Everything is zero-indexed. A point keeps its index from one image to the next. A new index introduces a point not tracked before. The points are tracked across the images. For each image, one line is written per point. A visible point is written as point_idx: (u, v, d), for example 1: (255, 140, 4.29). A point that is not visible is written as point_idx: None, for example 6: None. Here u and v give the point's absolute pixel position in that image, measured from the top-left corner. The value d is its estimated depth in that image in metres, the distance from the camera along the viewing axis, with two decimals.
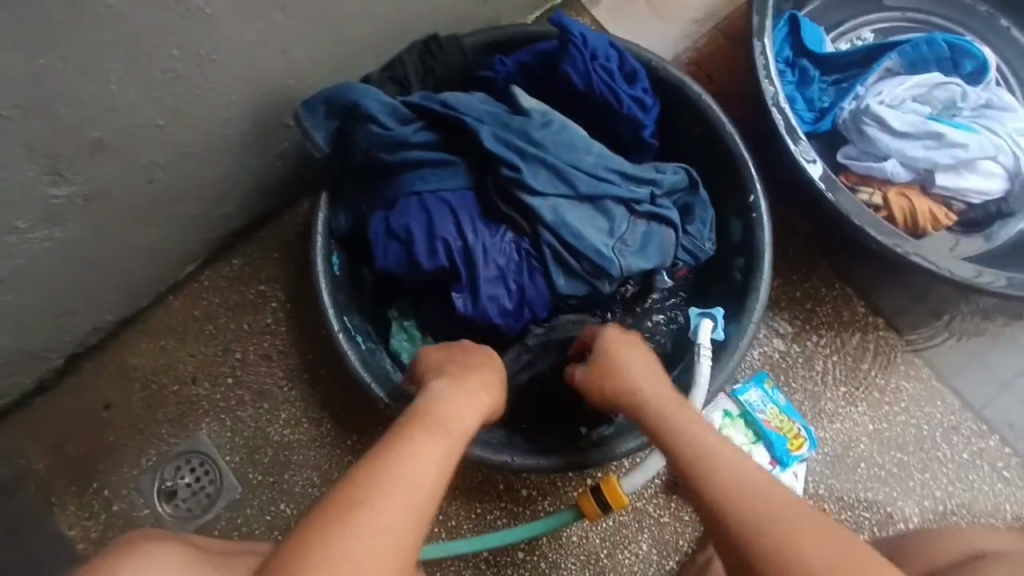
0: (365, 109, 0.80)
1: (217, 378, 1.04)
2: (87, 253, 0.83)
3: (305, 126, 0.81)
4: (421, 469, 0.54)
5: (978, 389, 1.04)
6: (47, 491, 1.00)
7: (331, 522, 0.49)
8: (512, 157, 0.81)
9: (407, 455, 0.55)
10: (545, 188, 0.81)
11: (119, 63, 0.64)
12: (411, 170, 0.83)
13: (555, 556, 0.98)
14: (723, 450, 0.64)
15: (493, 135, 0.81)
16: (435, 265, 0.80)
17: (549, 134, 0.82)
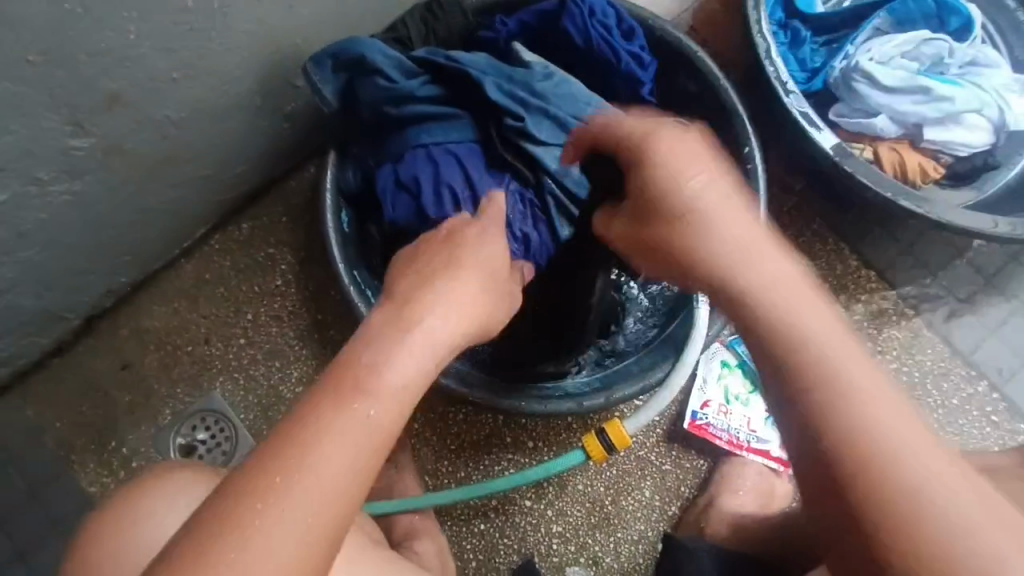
0: (372, 62, 0.83)
1: (229, 339, 1.07)
2: (103, 209, 0.85)
3: (314, 81, 0.83)
4: (340, 453, 0.50)
5: (968, 337, 1.07)
6: (66, 450, 1.02)
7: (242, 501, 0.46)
8: (515, 109, 0.83)
9: (325, 434, 0.50)
10: (547, 139, 0.84)
11: (137, 13, 0.66)
12: (418, 123, 0.85)
13: (561, 504, 1.01)
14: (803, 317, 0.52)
15: (497, 87, 0.84)
16: (444, 214, 0.82)
17: (551, 86, 0.85)
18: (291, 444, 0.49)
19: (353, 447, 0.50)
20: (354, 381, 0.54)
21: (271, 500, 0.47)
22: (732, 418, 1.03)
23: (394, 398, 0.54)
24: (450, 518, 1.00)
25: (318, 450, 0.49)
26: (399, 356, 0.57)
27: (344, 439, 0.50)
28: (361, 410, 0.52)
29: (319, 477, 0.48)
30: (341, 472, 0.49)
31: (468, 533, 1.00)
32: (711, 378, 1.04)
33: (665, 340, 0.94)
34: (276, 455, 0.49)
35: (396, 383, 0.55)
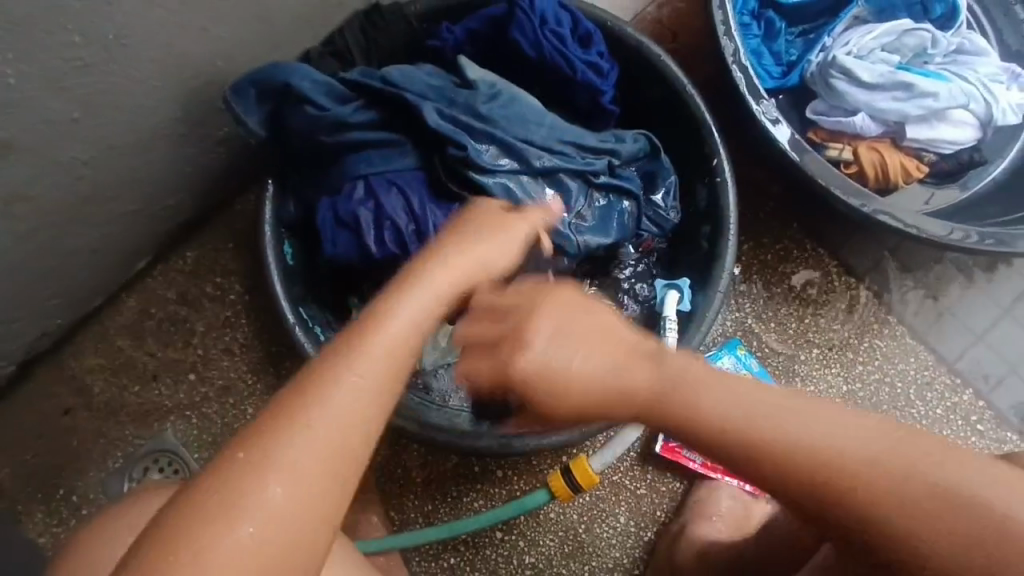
0: (299, 90, 0.77)
1: (179, 376, 1.01)
2: (18, 257, 0.79)
3: (236, 112, 0.76)
4: (349, 406, 0.48)
5: (953, 344, 1.03)
6: (11, 501, 0.97)
7: (277, 426, 0.46)
8: (460, 136, 0.79)
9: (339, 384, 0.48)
10: (494, 165, 0.80)
11: (14, 55, 0.59)
12: (357, 151, 0.81)
13: (533, 534, 0.97)
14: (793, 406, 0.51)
15: (438, 111, 0.80)
16: (391, 244, 0.79)
17: (496, 107, 0.81)
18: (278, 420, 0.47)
19: (345, 428, 0.47)
20: (344, 358, 0.49)
21: (270, 459, 0.45)
22: None
23: (396, 350, 0.51)
24: (418, 554, 0.96)
25: (319, 416, 0.47)
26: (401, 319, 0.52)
27: (341, 401, 0.47)
28: (351, 378, 0.48)
29: (299, 467, 0.46)
30: (351, 423, 0.48)
31: (437, 568, 0.96)
32: None
33: None
34: (306, 394, 0.47)
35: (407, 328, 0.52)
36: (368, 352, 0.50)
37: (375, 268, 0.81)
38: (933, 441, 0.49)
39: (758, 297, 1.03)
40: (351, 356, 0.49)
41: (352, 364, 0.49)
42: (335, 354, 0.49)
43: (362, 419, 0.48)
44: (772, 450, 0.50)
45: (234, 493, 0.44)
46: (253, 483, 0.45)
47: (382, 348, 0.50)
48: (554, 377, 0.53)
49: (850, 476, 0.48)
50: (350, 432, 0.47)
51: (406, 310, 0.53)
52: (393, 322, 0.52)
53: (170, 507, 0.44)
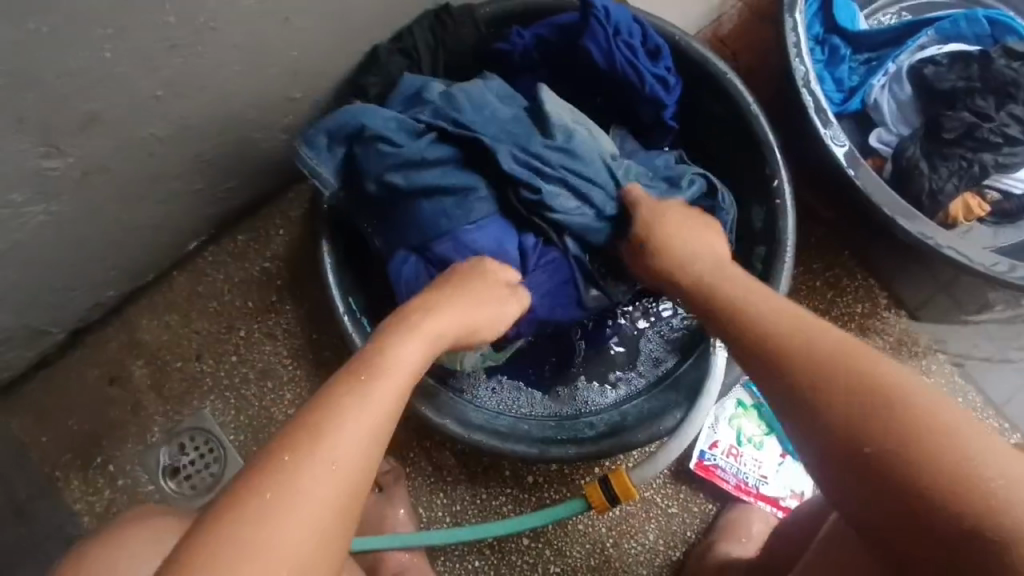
0: (372, 131, 0.78)
1: (221, 356, 1.03)
2: (86, 227, 0.80)
3: (310, 164, 0.80)
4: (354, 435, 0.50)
5: (1002, 386, 1.01)
6: (50, 466, 0.99)
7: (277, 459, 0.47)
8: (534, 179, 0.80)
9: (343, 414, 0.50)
10: (568, 211, 0.82)
11: (112, 31, 0.60)
12: (427, 197, 0.81)
13: (560, 544, 0.97)
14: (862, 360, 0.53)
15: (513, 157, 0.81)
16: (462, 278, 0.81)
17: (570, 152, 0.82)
18: (292, 443, 0.48)
19: (359, 451, 0.50)
20: (346, 392, 0.52)
21: (289, 478, 0.46)
22: (743, 461, 0.97)
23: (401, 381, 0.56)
24: (443, 554, 0.96)
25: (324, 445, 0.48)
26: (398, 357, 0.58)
27: (350, 430, 0.50)
28: (359, 408, 0.51)
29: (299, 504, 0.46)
30: (359, 452, 0.49)
31: (462, 569, 0.96)
32: (723, 419, 0.98)
33: (678, 386, 0.88)
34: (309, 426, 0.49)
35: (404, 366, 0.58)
36: (371, 386, 0.53)
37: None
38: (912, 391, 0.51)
39: None
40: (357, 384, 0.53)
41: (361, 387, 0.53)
42: (346, 380, 0.54)
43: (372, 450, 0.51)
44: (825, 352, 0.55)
45: (251, 511, 0.44)
46: (261, 513, 0.45)
47: (387, 381, 0.55)
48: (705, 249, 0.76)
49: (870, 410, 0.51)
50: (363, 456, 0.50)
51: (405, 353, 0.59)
52: (394, 362, 0.57)
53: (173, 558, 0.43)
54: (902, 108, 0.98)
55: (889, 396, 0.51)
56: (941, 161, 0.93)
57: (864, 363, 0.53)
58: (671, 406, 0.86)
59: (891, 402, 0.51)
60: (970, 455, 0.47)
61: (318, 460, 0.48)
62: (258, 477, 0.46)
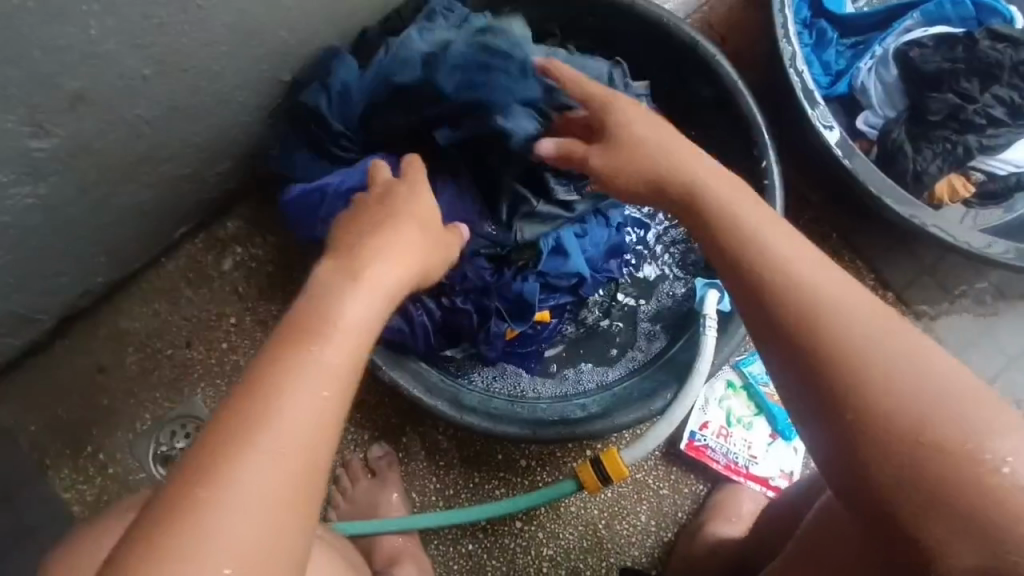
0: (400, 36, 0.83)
1: (212, 343, 1.02)
2: (75, 211, 0.80)
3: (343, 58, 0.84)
4: (302, 410, 0.48)
5: (987, 366, 1.03)
6: (41, 454, 0.98)
7: (219, 444, 0.46)
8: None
9: (282, 393, 0.48)
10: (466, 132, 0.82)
11: (100, 7, 0.60)
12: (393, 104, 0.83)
13: (553, 526, 0.97)
14: (817, 273, 0.54)
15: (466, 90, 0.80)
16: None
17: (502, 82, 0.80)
18: (203, 479, 0.44)
19: (274, 475, 0.46)
20: (285, 359, 0.49)
21: (201, 521, 0.43)
22: (732, 441, 0.98)
23: (346, 347, 0.51)
24: (437, 538, 0.96)
25: (271, 428, 0.46)
26: (350, 313, 0.52)
27: (297, 411, 0.47)
28: (304, 384, 0.48)
29: (241, 485, 0.45)
30: (300, 432, 0.47)
31: (455, 553, 0.96)
32: (713, 399, 0.99)
33: (668, 366, 0.89)
34: (253, 403, 0.47)
35: (353, 328, 0.52)
36: (312, 354, 0.49)
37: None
38: (913, 348, 0.50)
39: None
40: (267, 391, 0.48)
41: (276, 393, 0.48)
42: (257, 382, 0.48)
43: (288, 468, 0.46)
44: (801, 306, 0.53)
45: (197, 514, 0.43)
46: (214, 494, 0.44)
47: (338, 342, 0.51)
48: (655, 154, 0.67)
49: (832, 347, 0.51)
50: (282, 478, 0.46)
51: (341, 326, 0.51)
52: (337, 316, 0.52)
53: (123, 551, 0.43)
54: (888, 90, 0.99)
55: (848, 364, 0.50)
56: (926, 144, 0.94)
57: (832, 325, 0.51)
58: (662, 386, 0.86)
59: (850, 369, 0.50)
60: (902, 389, 0.49)
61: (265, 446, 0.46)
62: (209, 458, 0.45)
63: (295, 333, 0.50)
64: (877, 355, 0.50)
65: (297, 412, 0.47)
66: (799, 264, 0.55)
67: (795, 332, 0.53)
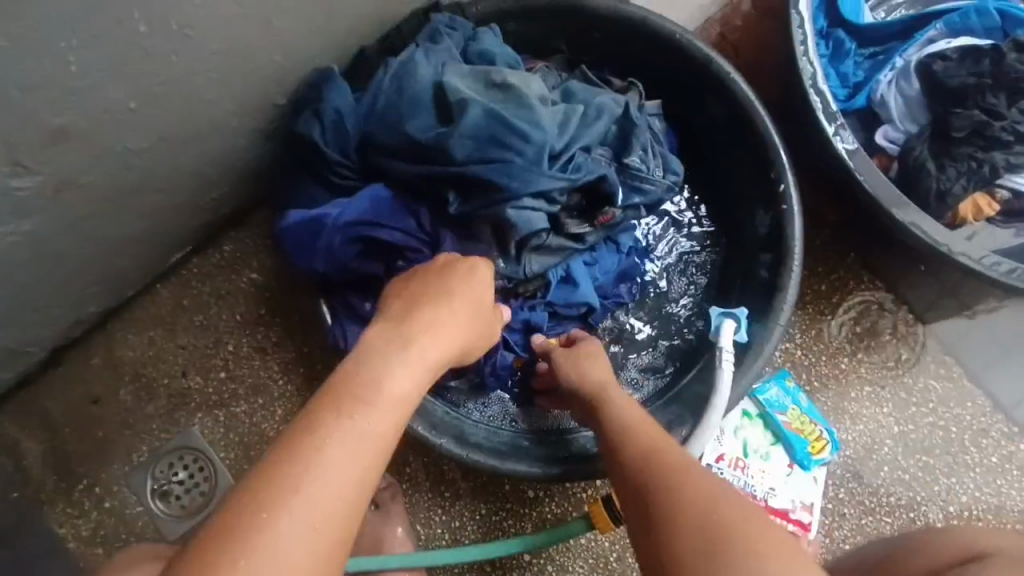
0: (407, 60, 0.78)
1: (209, 372, 0.99)
2: (61, 245, 0.76)
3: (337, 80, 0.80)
4: (342, 480, 0.44)
5: (1010, 390, 0.99)
6: (33, 489, 0.95)
7: (248, 509, 0.42)
8: (516, 141, 0.75)
9: (324, 457, 0.44)
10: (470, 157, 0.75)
11: (79, 41, 0.57)
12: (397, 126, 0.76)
13: (562, 559, 0.94)
14: (663, 455, 0.60)
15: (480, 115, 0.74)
16: (404, 243, 0.79)
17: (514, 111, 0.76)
18: (236, 538, 0.41)
19: (307, 546, 0.42)
20: (328, 419, 0.45)
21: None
22: (749, 473, 0.94)
23: (393, 414, 0.48)
24: (443, 572, 0.94)
25: (308, 494, 0.43)
26: (396, 376, 0.49)
27: (338, 477, 0.44)
28: (346, 450, 0.45)
29: (270, 558, 0.41)
30: (338, 500, 0.44)
31: None
32: (728, 429, 0.95)
33: (681, 398, 0.86)
34: (290, 466, 0.43)
35: (397, 394, 0.49)
36: (358, 418, 0.46)
37: (382, 273, 0.81)
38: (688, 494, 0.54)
39: (809, 327, 0.99)
40: (310, 451, 0.44)
41: (318, 451, 0.44)
42: (298, 441, 0.44)
43: (323, 537, 0.43)
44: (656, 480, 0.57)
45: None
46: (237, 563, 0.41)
47: (382, 408, 0.47)
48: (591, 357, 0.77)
49: (668, 516, 0.54)
50: (314, 551, 0.42)
51: (388, 391, 0.48)
52: (385, 380, 0.48)
53: None
54: (910, 104, 0.95)
55: (670, 522, 0.53)
56: (949, 162, 0.90)
57: (665, 480, 0.57)
58: (676, 421, 0.83)
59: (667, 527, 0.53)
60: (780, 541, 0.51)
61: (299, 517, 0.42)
62: (238, 523, 0.42)
63: (344, 391, 0.47)
64: (721, 510, 0.52)
65: (336, 479, 0.44)
66: (659, 442, 0.62)
67: (642, 499, 0.57)
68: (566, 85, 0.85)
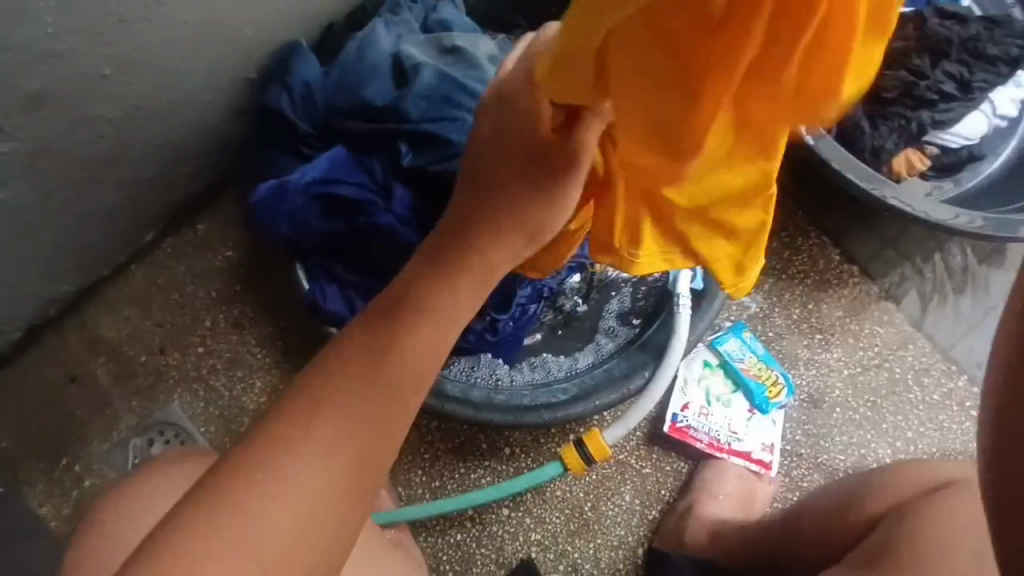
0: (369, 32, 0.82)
1: (186, 348, 1.01)
2: (38, 216, 0.78)
3: (301, 54, 0.83)
4: (361, 411, 0.52)
5: (948, 332, 1.07)
6: (12, 471, 0.96)
7: (282, 421, 0.50)
8: (467, 100, 0.78)
9: (344, 390, 0.52)
10: (426, 118, 0.78)
11: (55, 4, 0.59)
12: (357, 91, 0.80)
13: (539, 511, 0.98)
14: None
15: (434, 78, 0.79)
16: (360, 197, 0.79)
17: (466, 73, 0.80)
18: (278, 441, 0.49)
19: (326, 464, 0.50)
20: (359, 350, 0.54)
21: (264, 481, 0.48)
22: (713, 419, 1.00)
23: (417, 348, 0.56)
24: (425, 529, 0.97)
25: (326, 415, 0.51)
26: (422, 315, 0.57)
27: (356, 403, 0.52)
28: (365, 382, 0.53)
29: (293, 462, 0.49)
30: (360, 427, 0.52)
31: (444, 544, 0.96)
32: (692, 379, 1.01)
33: (644, 346, 0.92)
34: (314, 391, 0.52)
35: (425, 328, 0.56)
36: (383, 353, 0.54)
37: (344, 231, 0.82)
38: None
39: (764, 282, 1.06)
40: (332, 383, 0.52)
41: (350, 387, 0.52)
42: (327, 369, 0.53)
43: (342, 463, 0.50)
44: None
45: (246, 481, 0.48)
46: (264, 467, 0.48)
47: (402, 346, 0.55)
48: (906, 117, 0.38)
49: None
50: (333, 470, 0.50)
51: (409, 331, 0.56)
52: (408, 323, 0.56)
53: (187, 496, 0.48)
54: None
55: None
56: (882, 120, 0.97)
57: None
58: (639, 366, 0.89)
59: None
60: None
61: (320, 434, 0.50)
62: (266, 430, 0.50)
63: (374, 325, 0.56)
64: None
65: (354, 408, 0.52)
66: None
67: None
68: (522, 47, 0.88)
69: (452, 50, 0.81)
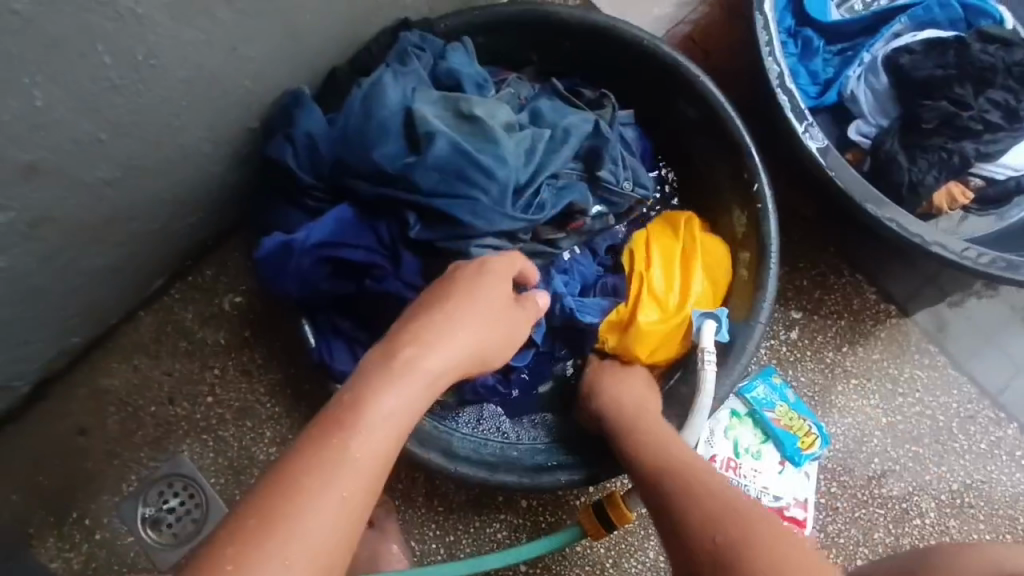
0: (378, 87, 0.77)
1: (195, 398, 0.99)
2: (39, 279, 0.76)
3: (303, 105, 0.79)
4: (324, 522, 0.45)
5: (995, 376, 1.00)
6: (23, 526, 0.94)
7: (231, 546, 0.44)
8: (481, 177, 0.75)
9: (305, 502, 0.45)
10: (435, 188, 0.75)
11: (42, 76, 0.57)
12: (366, 156, 0.76)
13: (558, 569, 0.94)
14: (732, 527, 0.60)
15: (448, 148, 0.75)
16: (367, 261, 0.78)
17: (480, 142, 0.76)
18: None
19: None
20: (316, 451, 0.48)
21: None
22: (743, 473, 0.93)
23: (382, 439, 0.50)
24: None
25: (284, 533, 0.44)
26: (386, 404, 0.51)
27: (319, 514, 0.45)
28: (327, 488, 0.46)
29: None
30: (324, 538, 0.45)
31: None
32: (718, 431, 0.95)
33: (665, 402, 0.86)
34: (269, 500, 0.45)
35: (387, 412, 0.51)
36: (344, 448, 0.48)
37: (352, 291, 0.80)
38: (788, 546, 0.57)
39: (795, 324, 1.00)
40: (287, 490, 0.46)
41: (302, 506, 0.45)
42: (283, 477, 0.46)
43: None
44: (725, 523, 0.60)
45: None
46: None
47: (362, 444, 0.49)
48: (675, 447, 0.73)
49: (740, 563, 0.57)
50: None
51: (375, 418, 0.50)
52: (369, 411, 0.50)
53: None
54: (879, 99, 0.96)
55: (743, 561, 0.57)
56: (921, 154, 0.91)
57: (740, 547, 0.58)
58: (663, 424, 0.83)
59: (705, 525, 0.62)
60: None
61: (276, 559, 0.43)
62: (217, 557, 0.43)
63: (331, 420, 0.50)
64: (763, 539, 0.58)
65: (317, 518, 0.45)
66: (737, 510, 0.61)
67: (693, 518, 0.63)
68: (535, 105, 0.85)
69: (468, 117, 0.77)
